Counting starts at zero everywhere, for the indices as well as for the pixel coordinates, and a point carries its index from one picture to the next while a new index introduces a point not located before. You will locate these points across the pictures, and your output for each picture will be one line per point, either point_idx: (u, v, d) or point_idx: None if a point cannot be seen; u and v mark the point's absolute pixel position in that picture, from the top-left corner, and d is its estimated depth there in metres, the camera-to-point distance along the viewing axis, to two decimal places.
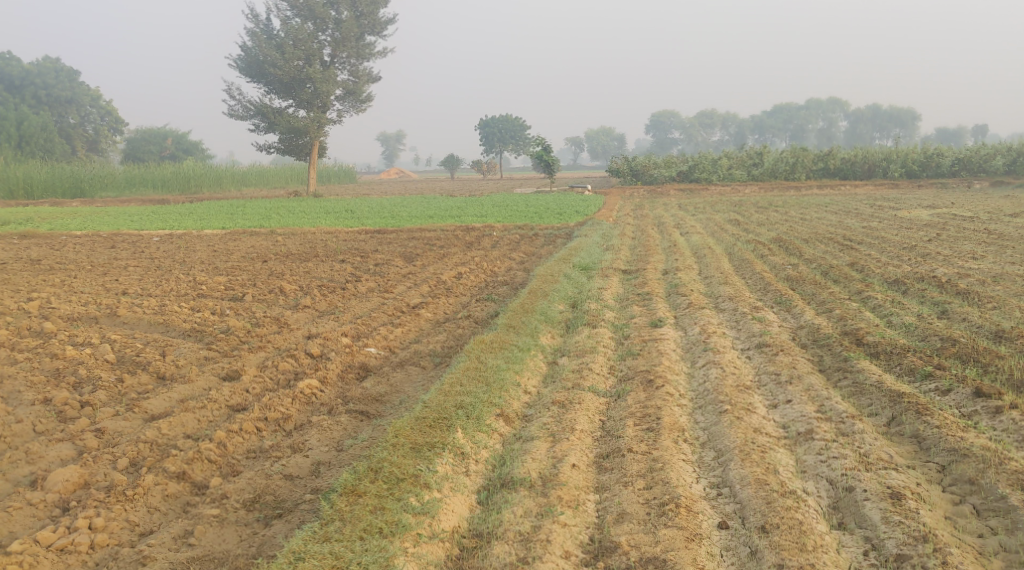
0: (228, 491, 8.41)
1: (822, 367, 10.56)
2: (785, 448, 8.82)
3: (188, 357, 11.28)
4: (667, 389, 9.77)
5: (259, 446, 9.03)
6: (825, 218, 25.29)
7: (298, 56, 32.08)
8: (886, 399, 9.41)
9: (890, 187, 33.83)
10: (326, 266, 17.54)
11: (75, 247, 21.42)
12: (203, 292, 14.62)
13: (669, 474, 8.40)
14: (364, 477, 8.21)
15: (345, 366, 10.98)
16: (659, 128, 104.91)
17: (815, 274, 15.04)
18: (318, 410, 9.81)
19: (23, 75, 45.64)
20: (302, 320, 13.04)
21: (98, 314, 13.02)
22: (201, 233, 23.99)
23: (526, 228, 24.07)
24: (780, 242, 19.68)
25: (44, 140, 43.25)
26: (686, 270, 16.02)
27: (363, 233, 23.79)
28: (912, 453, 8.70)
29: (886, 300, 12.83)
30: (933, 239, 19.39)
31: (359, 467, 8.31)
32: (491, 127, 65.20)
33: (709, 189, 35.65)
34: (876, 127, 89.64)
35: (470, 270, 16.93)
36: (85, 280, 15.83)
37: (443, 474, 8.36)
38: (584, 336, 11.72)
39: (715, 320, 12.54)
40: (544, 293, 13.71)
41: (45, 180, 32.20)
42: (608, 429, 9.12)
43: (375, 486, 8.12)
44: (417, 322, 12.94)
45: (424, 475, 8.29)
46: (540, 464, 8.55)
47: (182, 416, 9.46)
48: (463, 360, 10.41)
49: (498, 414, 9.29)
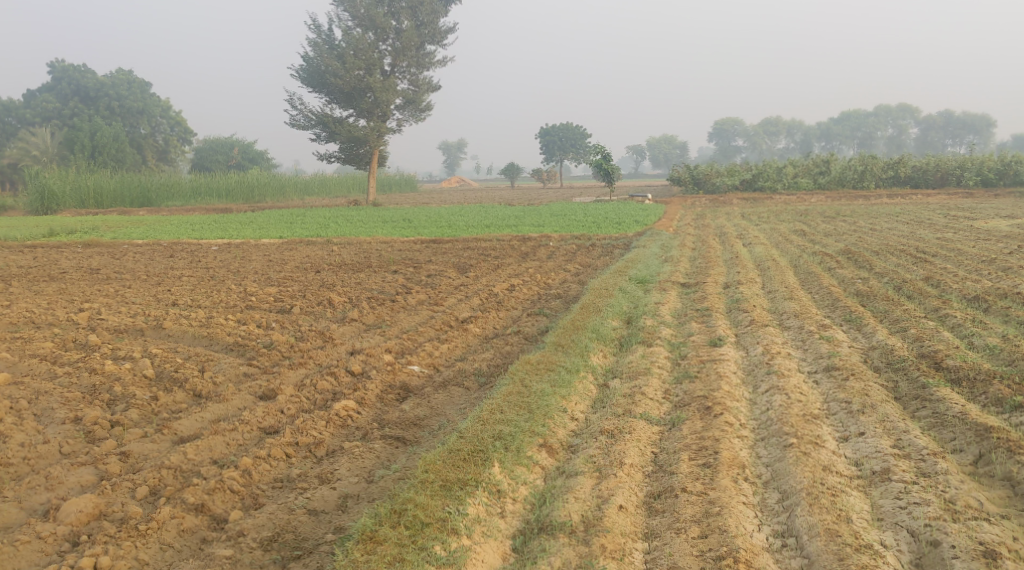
0: (246, 528, 7.88)
1: (898, 395, 9.68)
2: (857, 491, 8.01)
3: (226, 374, 10.81)
4: (726, 418, 9.02)
5: (286, 475, 8.51)
6: (896, 228, 24.15)
7: (359, 66, 31.81)
8: (972, 434, 8.54)
9: (964, 196, 32.38)
10: (378, 277, 17.03)
11: (134, 257, 21.26)
12: (252, 303, 14.21)
13: (727, 522, 7.66)
14: (386, 521, 7.60)
15: (386, 387, 10.39)
16: (722, 136, 102.51)
17: (888, 289, 14.10)
18: (352, 435, 9.23)
19: (97, 87, 46.64)
20: (347, 333, 12.52)
21: (144, 326, 12.63)
22: (259, 242, 23.73)
23: (584, 238, 23.38)
24: (848, 254, 18.71)
25: (117, 150, 43.54)
26: (750, 284, 15.20)
27: (419, 243, 23.32)
28: (1005, 500, 7.82)
29: (966, 319, 11.88)
30: (1014, 252, 18.27)
31: (382, 509, 7.70)
32: (551, 136, 64.59)
33: (774, 198, 34.54)
34: (949, 134, 87.23)
35: (523, 281, 16.31)
36: (138, 290, 15.53)
37: (474, 517, 7.73)
38: (638, 356, 11.00)
39: (780, 339, 11.71)
40: (597, 308, 12.97)
41: (114, 189, 32.34)
42: (661, 463, 8.40)
43: (399, 533, 7.50)
44: (465, 338, 12.33)
45: (453, 518, 7.67)
46: (583, 505, 7.88)
47: (210, 439, 8.96)
48: (507, 383, 9.75)
49: (541, 444, 8.64)
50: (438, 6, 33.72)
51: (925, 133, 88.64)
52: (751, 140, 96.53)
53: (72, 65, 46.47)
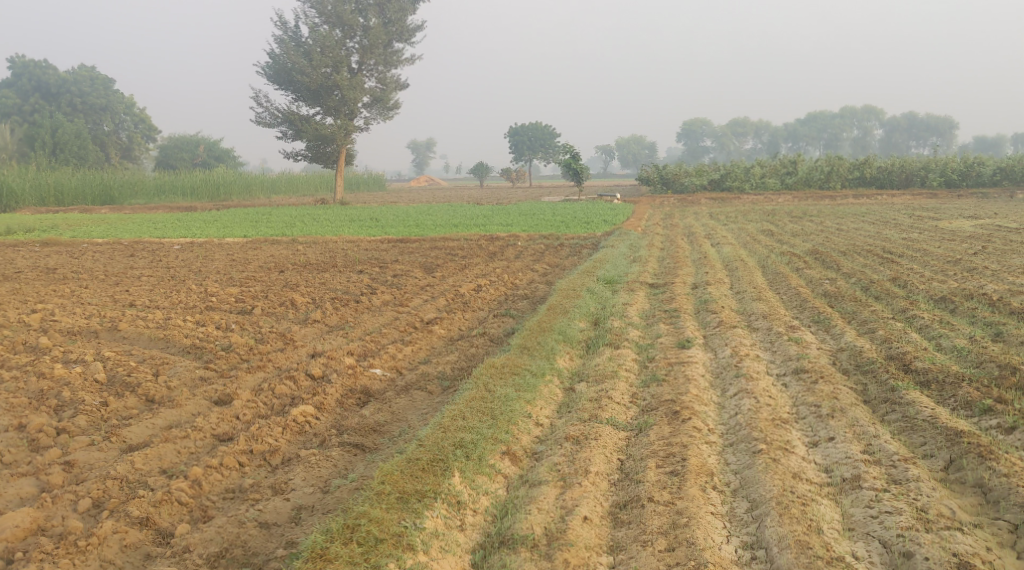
0: (191, 544, 7.58)
1: (867, 398, 9.51)
2: (827, 499, 7.83)
3: (182, 378, 10.44)
4: (694, 423, 8.81)
5: (238, 484, 8.21)
6: (863, 228, 24.12)
7: (326, 63, 31.38)
8: (942, 439, 8.38)
9: (929, 196, 32.52)
10: (343, 277, 16.69)
11: (93, 256, 20.71)
12: (211, 304, 13.79)
13: (695, 533, 7.44)
14: (339, 537, 7.31)
15: (346, 391, 10.07)
16: (691, 136, 102.81)
17: (855, 289, 14.00)
18: (309, 442, 8.91)
19: (58, 83, 45.71)
20: (309, 335, 12.19)
21: (98, 328, 12.21)
22: (222, 242, 23.25)
23: (552, 238, 23.14)
24: (816, 254, 18.60)
25: (78, 147, 42.74)
26: (718, 284, 15.02)
27: (385, 242, 22.95)
28: (977, 508, 7.67)
29: (934, 321, 11.76)
30: (979, 252, 18.29)
31: (335, 524, 7.41)
32: (520, 136, 64.31)
33: (741, 199, 34.48)
34: (912, 136, 88.08)
35: (491, 282, 16.04)
36: (95, 290, 15.06)
37: (431, 532, 7.46)
38: (605, 358, 10.77)
39: (748, 341, 11.53)
40: (564, 309, 12.73)
41: (75, 187, 31.65)
42: (627, 471, 8.17)
43: (351, 550, 7.21)
44: (429, 340, 12.02)
45: (410, 533, 7.40)
46: (546, 517, 7.64)
47: (160, 447, 8.61)
48: (470, 387, 9.48)
49: (504, 452, 8.38)
50: (406, 4, 33.36)
51: (890, 134, 89.38)
52: (719, 140, 96.86)
53: (33, 61, 45.47)
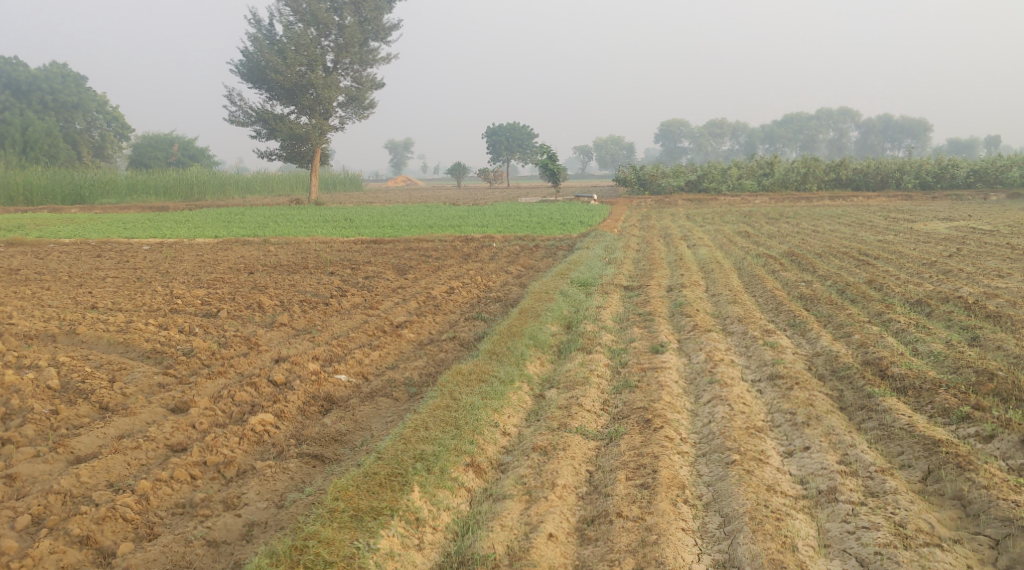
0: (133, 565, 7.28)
1: (843, 405, 9.27)
2: (802, 513, 7.57)
3: (139, 384, 10.03)
4: (666, 432, 8.52)
5: (188, 499, 7.89)
6: (839, 230, 23.98)
7: (300, 61, 30.88)
8: (920, 448, 8.14)
9: (904, 198, 32.51)
10: (314, 279, 16.30)
11: (59, 257, 20.18)
12: (176, 306, 13.38)
13: (664, 552, 7.18)
14: (290, 561, 7.01)
15: (309, 398, 9.69)
16: (670, 136, 102.82)
17: (831, 292, 13.79)
18: (266, 453, 8.56)
19: (30, 80, 44.86)
20: (274, 339, 11.81)
21: (55, 331, 11.78)
22: (193, 242, 22.76)
23: (528, 239, 22.80)
24: (792, 256, 18.38)
25: (49, 145, 42.09)
26: (693, 286, 14.81)
27: (359, 243, 22.55)
28: (957, 522, 7.44)
29: (910, 324, 11.56)
30: (953, 254, 18.19)
31: (285, 546, 7.10)
32: (497, 135, 63.87)
33: (718, 200, 34.35)
34: (887, 138, 88.57)
35: (464, 284, 15.71)
36: (57, 292, 14.61)
37: (386, 553, 7.16)
38: (577, 363, 10.46)
39: (722, 345, 11.27)
40: (536, 313, 12.42)
41: (44, 186, 31.05)
42: (596, 484, 7.89)
43: None
44: (398, 344, 11.66)
45: (362, 555, 7.10)
46: (509, 534, 7.37)
47: (108, 459, 8.25)
48: (435, 395, 9.14)
49: (467, 464, 8.07)
50: (382, 3, 32.93)
51: (865, 136, 89.77)
52: (696, 141, 96.92)
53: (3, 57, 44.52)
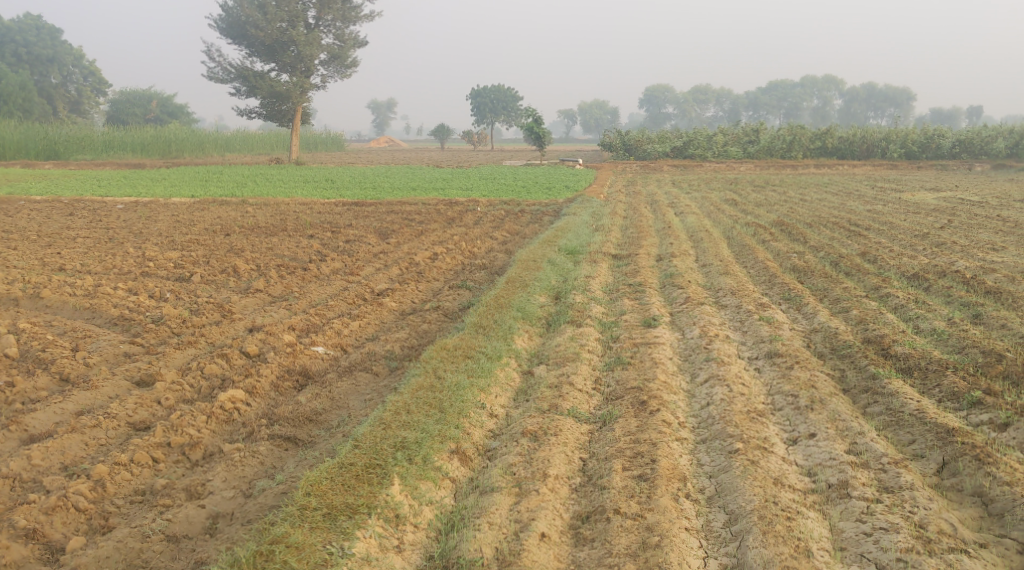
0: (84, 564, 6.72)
1: (846, 386, 8.75)
2: (813, 511, 7.11)
3: (103, 353, 9.40)
4: (663, 416, 7.99)
5: (149, 486, 7.34)
6: (827, 199, 23.49)
7: (282, 17, 29.90)
8: (932, 437, 7.67)
9: (889, 168, 32.01)
10: (292, 243, 15.61)
11: (29, 215, 19.40)
12: (148, 270, 12.67)
13: (668, 556, 6.70)
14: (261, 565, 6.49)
15: (283, 372, 9.11)
16: (654, 102, 101.83)
17: (825, 264, 13.25)
18: (235, 434, 7.98)
19: (3, 32, 43.52)
20: (248, 307, 11.16)
21: (18, 294, 11.09)
22: (168, 202, 21.97)
23: (513, 204, 22.17)
24: (781, 226, 17.81)
25: (24, 99, 40.90)
26: (683, 256, 14.23)
27: (339, 205, 21.82)
28: (978, 522, 6.99)
29: (909, 300, 11.04)
30: (945, 226, 17.73)
31: (256, 549, 6.56)
32: (481, 97, 62.82)
33: (703, 166, 33.69)
34: (871, 106, 88.04)
35: (448, 249, 15.04)
36: (23, 251, 13.87)
37: (364, 556, 6.64)
38: (567, 338, 9.89)
39: (717, 319, 10.72)
40: (523, 283, 11.82)
41: (17, 140, 30.15)
42: (590, 474, 7.39)
43: None
44: (379, 314, 11.04)
45: (337, 560, 6.57)
46: (499, 533, 6.86)
47: (64, 439, 7.67)
48: (417, 374, 8.57)
49: (452, 451, 7.54)
50: None
51: (849, 105, 89.12)
52: (680, 107, 95.93)
53: None
